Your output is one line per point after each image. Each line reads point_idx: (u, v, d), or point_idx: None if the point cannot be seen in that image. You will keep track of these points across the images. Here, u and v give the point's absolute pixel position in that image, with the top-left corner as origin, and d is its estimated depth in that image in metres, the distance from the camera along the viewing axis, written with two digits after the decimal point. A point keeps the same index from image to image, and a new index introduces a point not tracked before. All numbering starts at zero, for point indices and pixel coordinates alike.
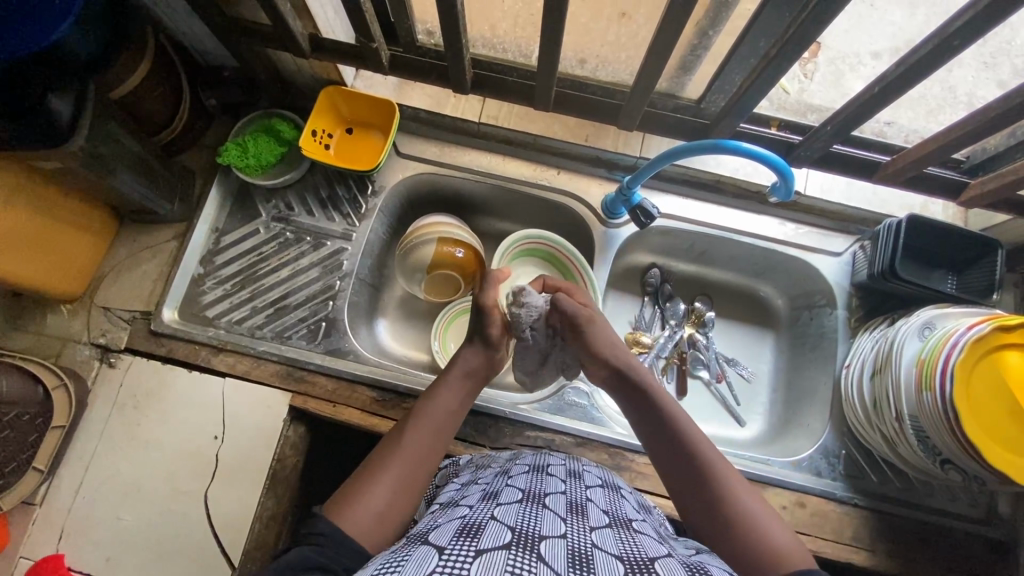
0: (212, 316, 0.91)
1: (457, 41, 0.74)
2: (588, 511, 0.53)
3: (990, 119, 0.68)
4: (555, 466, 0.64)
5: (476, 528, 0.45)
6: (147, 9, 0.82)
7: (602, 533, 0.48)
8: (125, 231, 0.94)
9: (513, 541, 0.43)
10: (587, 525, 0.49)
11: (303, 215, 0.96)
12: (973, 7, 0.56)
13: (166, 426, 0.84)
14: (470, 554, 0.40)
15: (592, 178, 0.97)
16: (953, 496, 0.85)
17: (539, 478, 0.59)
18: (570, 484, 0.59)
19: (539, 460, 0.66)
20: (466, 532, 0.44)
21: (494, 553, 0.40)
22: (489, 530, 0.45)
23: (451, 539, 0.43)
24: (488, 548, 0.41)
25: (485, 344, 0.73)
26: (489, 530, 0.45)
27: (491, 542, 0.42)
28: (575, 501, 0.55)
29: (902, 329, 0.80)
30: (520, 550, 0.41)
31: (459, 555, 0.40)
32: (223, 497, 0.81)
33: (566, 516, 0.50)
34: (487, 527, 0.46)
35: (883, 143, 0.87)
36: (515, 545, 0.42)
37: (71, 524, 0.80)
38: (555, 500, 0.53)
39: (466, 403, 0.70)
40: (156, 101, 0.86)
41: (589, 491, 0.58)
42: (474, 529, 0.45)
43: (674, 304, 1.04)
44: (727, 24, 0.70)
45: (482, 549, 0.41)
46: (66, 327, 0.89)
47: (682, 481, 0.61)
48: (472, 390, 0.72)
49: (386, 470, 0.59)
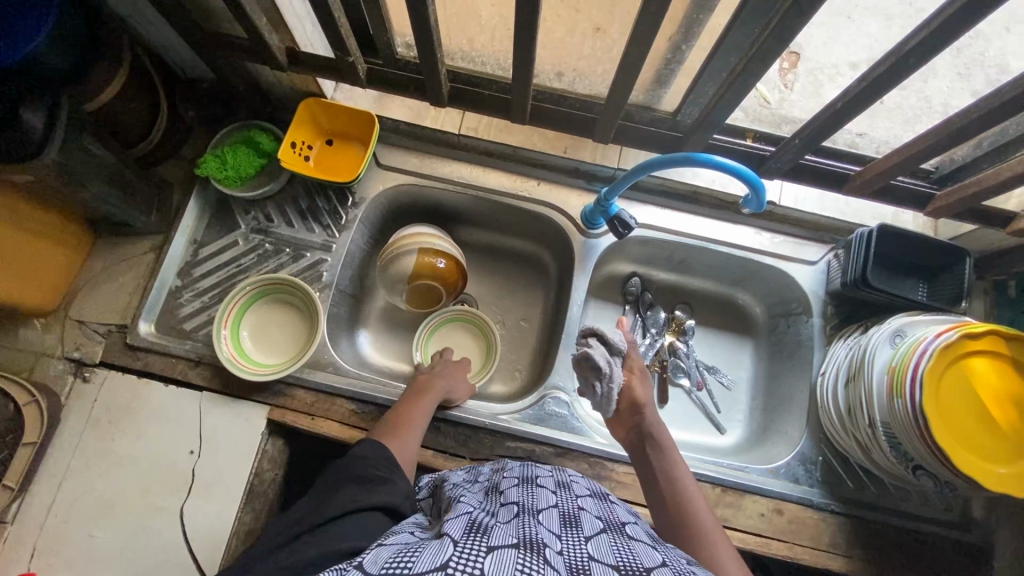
0: (189, 329, 0.89)
1: (431, 55, 0.75)
2: (581, 521, 0.53)
3: (951, 132, 0.70)
4: (544, 478, 0.64)
5: (485, 527, 0.48)
6: (123, 21, 0.82)
7: (598, 544, 0.49)
8: (101, 244, 0.93)
9: (521, 541, 0.45)
10: (581, 538, 0.50)
11: (282, 226, 0.96)
12: (928, 26, 0.58)
13: (141, 441, 0.83)
14: (483, 549, 0.42)
15: (573, 190, 0.98)
16: (927, 502, 0.86)
17: (529, 491, 0.59)
18: (560, 495, 0.59)
19: (526, 471, 0.66)
20: (476, 531, 0.47)
21: (505, 551, 0.42)
22: (497, 531, 0.47)
23: (463, 535, 0.45)
24: (498, 546, 0.43)
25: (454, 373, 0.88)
26: (496, 532, 0.47)
27: (500, 541, 0.44)
28: (568, 513, 0.55)
29: (875, 336, 0.81)
30: (528, 551, 0.43)
31: (472, 549, 0.42)
32: (199, 513, 0.80)
33: (561, 532, 0.50)
34: (495, 530, 0.48)
35: (855, 154, 0.89)
36: (523, 545, 0.44)
37: (43, 542, 0.78)
38: (549, 515, 0.53)
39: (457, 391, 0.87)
40: (133, 113, 0.85)
41: (579, 500, 0.59)
42: (483, 527, 0.48)
43: (654, 313, 1.05)
44: (699, 38, 0.72)
45: (493, 546, 0.43)
46: (38, 342, 0.87)
47: (668, 527, 0.67)
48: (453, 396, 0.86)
49: (402, 430, 0.77)
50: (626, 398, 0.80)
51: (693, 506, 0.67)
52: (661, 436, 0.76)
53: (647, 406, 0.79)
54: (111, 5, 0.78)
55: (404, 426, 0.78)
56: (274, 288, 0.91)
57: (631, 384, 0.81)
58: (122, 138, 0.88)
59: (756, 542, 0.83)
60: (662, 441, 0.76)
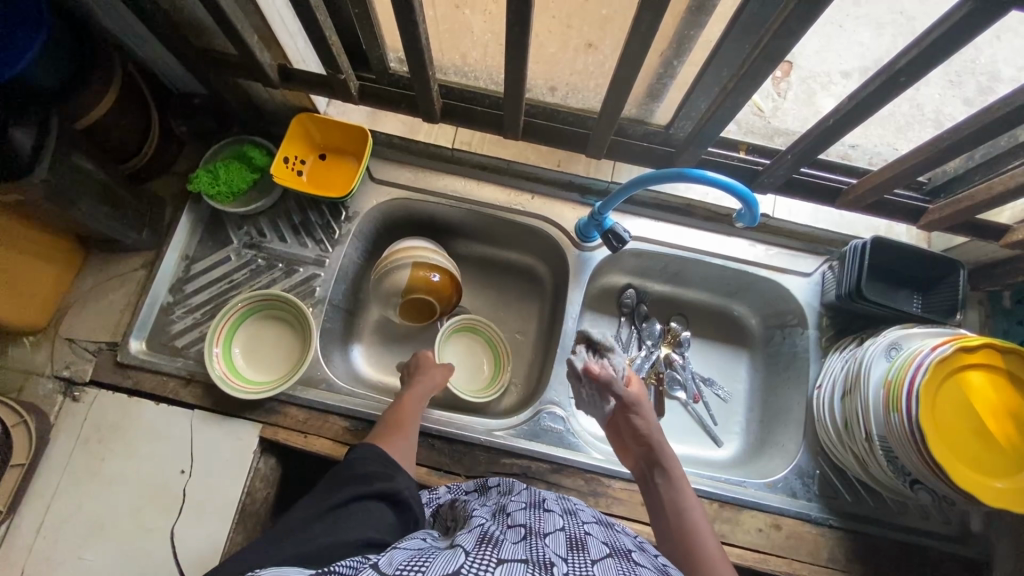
0: (180, 346, 0.88)
1: (423, 72, 0.75)
2: (588, 546, 0.53)
3: (944, 146, 0.70)
4: (550, 503, 0.63)
5: (495, 540, 0.49)
6: (114, 37, 0.82)
7: (605, 568, 0.49)
8: (91, 261, 0.93)
9: (530, 558, 0.46)
10: (588, 561, 0.49)
11: (275, 241, 0.95)
12: (917, 45, 0.58)
13: (131, 462, 0.82)
14: (494, 560, 0.44)
15: (566, 203, 0.98)
16: (926, 516, 0.86)
17: (536, 514, 0.59)
18: (567, 520, 0.59)
19: (533, 496, 0.65)
20: (486, 542, 0.48)
21: (516, 565, 0.44)
22: (507, 545, 0.48)
23: (474, 545, 0.47)
24: (509, 559, 0.45)
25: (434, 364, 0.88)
26: (506, 546, 0.48)
27: (510, 555, 0.46)
28: (574, 537, 0.55)
29: (870, 349, 0.81)
30: (537, 567, 0.45)
31: (483, 561, 0.44)
32: (190, 534, 0.79)
33: (568, 554, 0.50)
34: (505, 544, 0.49)
35: (848, 166, 0.90)
36: (533, 561, 0.45)
37: (31, 565, 0.77)
38: (556, 538, 0.53)
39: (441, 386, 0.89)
40: (124, 129, 0.85)
41: (586, 526, 0.59)
42: (493, 540, 0.49)
43: (649, 325, 1.04)
44: (691, 54, 0.72)
45: (503, 558, 0.45)
46: (28, 360, 0.87)
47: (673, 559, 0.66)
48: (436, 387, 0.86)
49: (397, 433, 0.76)
50: (629, 426, 0.79)
51: (701, 540, 0.65)
52: (673, 468, 0.74)
53: (655, 435, 0.77)
54: (101, 21, 0.78)
55: (398, 429, 0.77)
56: (268, 304, 0.91)
57: (625, 414, 0.79)
58: (113, 154, 0.88)
59: (755, 559, 0.82)
60: (670, 470, 0.74)
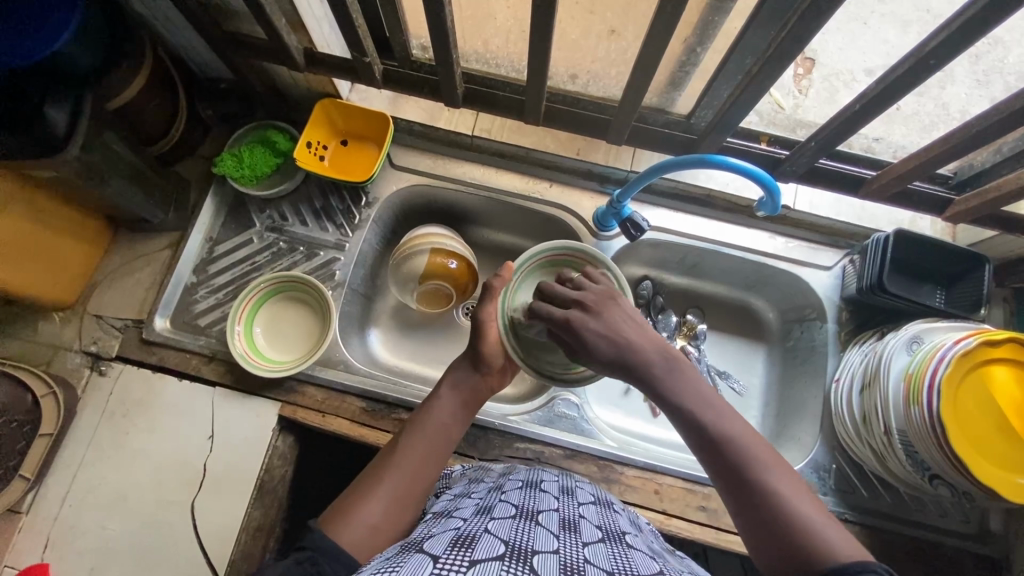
0: (203, 325, 0.90)
1: (448, 56, 0.76)
2: (580, 527, 0.54)
3: (971, 135, 0.69)
4: (548, 483, 0.64)
5: (470, 539, 0.47)
6: (146, 22, 0.84)
7: (595, 550, 0.49)
8: (118, 241, 0.95)
9: (507, 552, 0.44)
10: (579, 542, 0.50)
11: (297, 225, 0.96)
12: (947, 27, 0.58)
13: (154, 436, 0.84)
14: (465, 563, 0.42)
15: (584, 192, 0.98)
16: (943, 512, 0.85)
17: (531, 493, 0.60)
18: (563, 500, 0.60)
19: (532, 476, 0.66)
20: (461, 542, 0.46)
21: (488, 564, 0.42)
22: (483, 541, 0.46)
23: (446, 548, 0.45)
24: (482, 559, 0.43)
25: (476, 361, 0.71)
26: (482, 543, 0.46)
27: (485, 553, 0.44)
28: (567, 517, 0.55)
29: (891, 342, 0.80)
30: (514, 561, 0.43)
31: (453, 565, 0.42)
32: (211, 507, 0.81)
33: (559, 533, 0.51)
34: (481, 539, 0.47)
35: (871, 158, 0.87)
36: (508, 556, 0.44)
37: (57, 533, 0.79)
38: (549, 517, 0.54)
39: (463, 415, 0.69)
40: (152, 110, 0.87)
41: (581, 507, 0.59)
42: (469, 540, 0.47)
43: (665, 317, 1.04)
44: (714, 41, 0.72)
45: (476, 559, 0.43)
46: (56, 336, 0.89)
47: (779, 560, 0.48)
48: (470, 406, 0.70)
49: (399, 454, 0.63)
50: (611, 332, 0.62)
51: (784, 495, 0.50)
52: (717, 411, 0.56)
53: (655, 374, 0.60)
54: (133, 7, 0.80)
55: (402, 448, 0.63)
56: (289, 287, 0.92)
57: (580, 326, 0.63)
58: (143, 135, 0.90)
59: None
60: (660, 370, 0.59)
